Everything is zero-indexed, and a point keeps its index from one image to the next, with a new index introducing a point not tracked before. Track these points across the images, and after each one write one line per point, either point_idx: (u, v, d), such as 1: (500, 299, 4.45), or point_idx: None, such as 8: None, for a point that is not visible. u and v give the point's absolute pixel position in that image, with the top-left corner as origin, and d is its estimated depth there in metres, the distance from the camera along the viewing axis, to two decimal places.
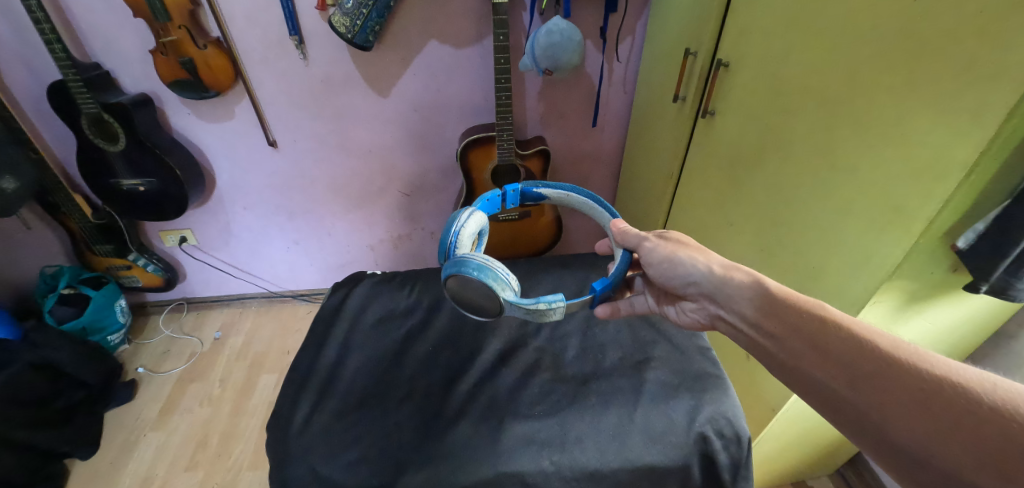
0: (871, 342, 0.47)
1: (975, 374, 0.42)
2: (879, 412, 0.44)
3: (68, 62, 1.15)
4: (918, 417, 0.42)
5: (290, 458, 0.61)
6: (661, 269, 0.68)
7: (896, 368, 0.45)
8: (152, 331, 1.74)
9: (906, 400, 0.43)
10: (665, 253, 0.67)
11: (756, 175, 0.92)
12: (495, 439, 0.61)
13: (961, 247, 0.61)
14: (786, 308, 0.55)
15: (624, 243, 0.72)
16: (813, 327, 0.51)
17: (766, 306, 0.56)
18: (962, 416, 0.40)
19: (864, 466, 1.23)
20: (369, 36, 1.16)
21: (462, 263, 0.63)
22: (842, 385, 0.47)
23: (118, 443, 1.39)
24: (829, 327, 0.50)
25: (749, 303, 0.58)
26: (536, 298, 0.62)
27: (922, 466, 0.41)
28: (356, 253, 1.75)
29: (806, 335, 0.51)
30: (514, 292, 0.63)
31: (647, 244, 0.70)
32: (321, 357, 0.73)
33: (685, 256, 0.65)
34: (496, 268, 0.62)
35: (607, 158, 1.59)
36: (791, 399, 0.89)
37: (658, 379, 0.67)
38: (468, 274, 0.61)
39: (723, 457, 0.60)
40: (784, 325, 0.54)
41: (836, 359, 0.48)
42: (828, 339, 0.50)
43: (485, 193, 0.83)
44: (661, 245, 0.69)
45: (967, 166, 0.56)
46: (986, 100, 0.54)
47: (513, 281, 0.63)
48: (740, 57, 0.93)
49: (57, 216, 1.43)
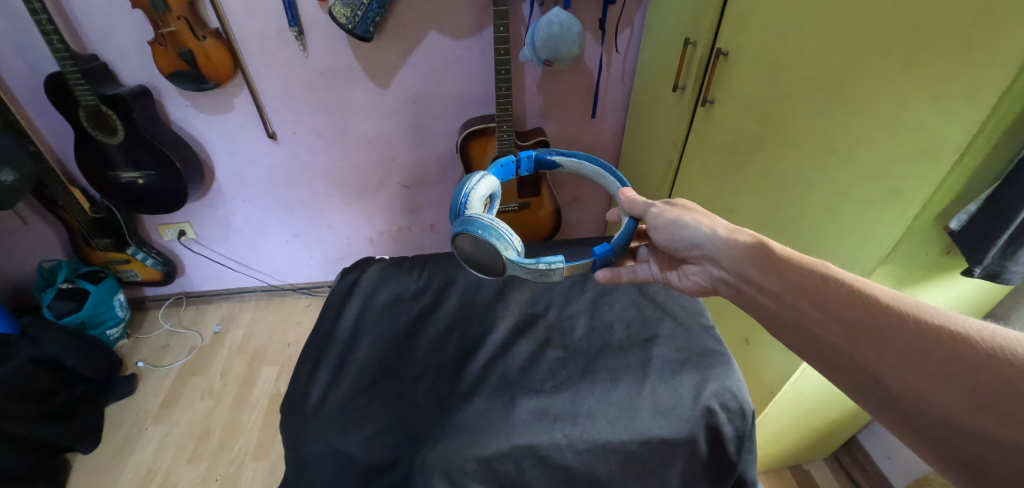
0: (871, 296, 0.49)
1: (976, 324, 0.43)
2: (878, 361, 0.46)
3: (66, 54, 1.14)
4: (917, 366, 0.43)
5: (306, 436, 0.62)
6: (667, 233, 0.70)
7: (897, 321, 0.46)
8: (152, 326, 1.74)
9: (906, 351, 0.44)
10: (672, 216, 0.70)
11: (756, 159, 0.93)
12: (508, 413, 0.62)
13: (954, 229, 0.63)
14: (787, 268, 0.56)
15: (630, 209, 0.74)
16: (814, 285, 0.53)
17: (767, 268, 0.58)
18: (960, 364, 0.41)
19: (858, 450, 1.26)
20: (369, 27, 1.16)
21: (469, 222, 0.66)
22: (842, 339, 0.49)
23: (120, 436, 1.39)
24: (830, 284, 0.52)
25: (750, 268, 0.60)
26: (537, 258, 0.64)
27: (920, 413, 0.43)
28: (355, 246, 1.76)
29: (808, 292, 0.53)
30: (517, 252, 0.65)
31: (652, 211, 0.72)
32: (332, 340, 0.74)
33: (692, 219, 0.68)
34: (500, 228, 0.64)
35: (605, 150, 1.61)
36: (789, 380, 0.92)
37: (664, 356, 0.69)
38: (474, 233, 0.64)
39: (728, 429, 0.62)
40: (784, 282, 0.56)
41: (836, 314, 0.50)
42: (828, 294, 0.52)
43: (500, 159, 0.86)
44: (668, 210, 0.71)
45: (960, 148, 0.58)
46: (977, 85, 0.56)
47: (517, 241, 0.65)
48: (739, 45, 0.95)
49: (54, 210, 1.42)
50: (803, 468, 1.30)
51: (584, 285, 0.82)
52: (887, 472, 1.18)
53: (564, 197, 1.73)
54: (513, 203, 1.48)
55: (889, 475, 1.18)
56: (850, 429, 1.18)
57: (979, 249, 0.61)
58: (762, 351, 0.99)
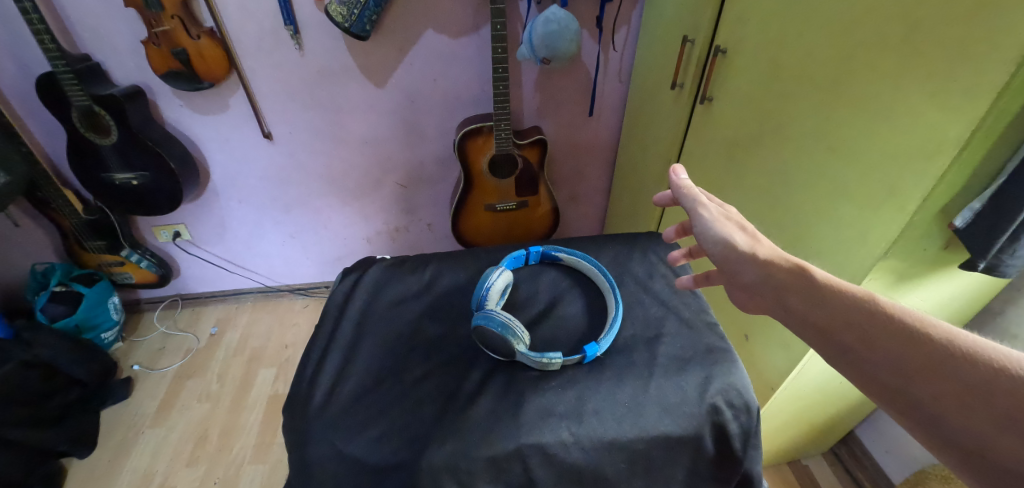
0: (886, 313, 0.46)
1: (992, 347, 0.40)
2: (902, 388, 0.42)
3: (57, 53, 1.12)
4: (944, 393, 0.39)
5: (310, 438, 0.61)
6: (715, 249, 0.61)
7: (922, 344, 0.42)
8: (147, 328, 1.72)
9: (932, 376, 0.40)
10: (723, 228, 0.61)
11: (756, 158, 0.94)
12: (516, 413, 0.61)
13: (958, 226, 0.63)
14: (806, 288, 0.52)
15: (681, 199, 0.66)
16: (834, 305, 0.49)
17: (784, 288, 0.53)
18: (975, 384, 0.38)
19: (855, 445, 1.27)
20: (366, 26, 1.16)
21: (486, 315, 0.67)
22: (851, 353, 0.46)
23: (116, 441, 1.37)
24: (852, 303, 0.48)
25: (762, 282, 0.56)
26: (542, 353, 0.66)
27: (948, 445, 0.39)
28: (353, 245, 1.75)
29: (816, 305, 0.50)
30: (526, 345, 0.66)
31: (704, 213, 0.63)
32: (335, 341, 0.73)
33: (741, 240, 0.59)
34: (516, 326, 0.65)
35: (603, 148, 1.61)
36: (790, 376, 0.93)
37: (669, 353, 0.68)
38: (490, 329, 0.65)
39: (734, 426, 0.62)
40: (804, 302, 0.51)
41: (845, 328, 0.47)
42: (849, 316, 0.47)
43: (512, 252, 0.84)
44: (722, 220, 0.62)
45: (961, 142, 0.58)
46: (976, 80, 0.56)
47: (527, 337, 0.66)
48: (738, 43, 0.95)
49: (47, 212, 1.40)
50: (802, 463, 1.31)
51: (588, 283, 0.82)
52: (885, 467, 1.20)
53: (562, 195, 1.73)
54: (511, 202, 1.49)
55: (887, 468, 1.19)
56: (848, 424, 1.19)
57: (984, 245, 0.61)
58: (763, 347, 0.99)
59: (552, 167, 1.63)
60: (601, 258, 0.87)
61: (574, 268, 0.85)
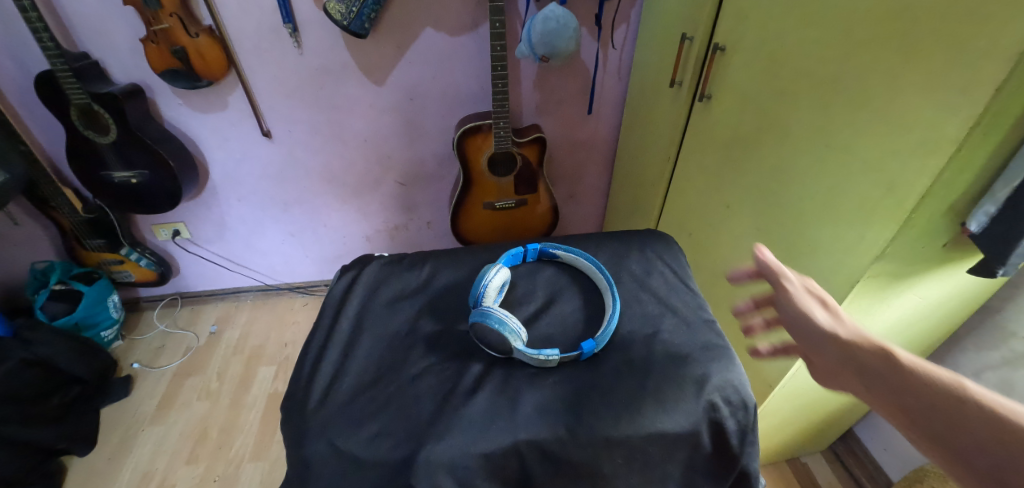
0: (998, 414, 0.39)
1: None
2: None
3: (56, 52, 1.12)
4: None
5: (307, 434, 0.61)
6: (794, 326, 0.57)
7: None
8: (146, 327, 1.72)
9: None
10: (804, 305, 0.57)
11: (755, 155, 0.94)
12: (513, 409, 0.61)
13: (975, 230, 0.62)
14: (895, 375, 0.46)
15: (763, 275, 0.62)
16: (933, 406, 0.42)
17: (868, 371, 0.48)
18: None
19: (854, 442, 1.27)
20: (365, 23, 1.15)
21: (484, 312, 0.67)
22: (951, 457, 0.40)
23: (116, 439, 1.37)
24: (954, 399, 0.42)
25: (844, 363, 0.51)
26: (539, 348, 0.66)
27: None
28: (352, 244, 1.75)
29: (906, 394, 0.44)
30: (523, 342, 0.67)
31: (786, 286, 0.59)
32: (332, 337, 0.73)
33: (823, 319, 0.54)
34: (513, 321, 0.65)
35: (602, 146, 1.61)
36: (789, 373, 0.93)
37: (666, 350, 0.68)
38: (489, 325, 0.65)
39: (731, 423, 0.62)
40: (885, 390, 0.46)
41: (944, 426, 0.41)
42: (949, 420, 0.41)
43: (509, 249, 0.84)
44: (805, 295, 0.58)
45: (959, 140, 0.58)
46: (975, 77, 0.55)
47: (524, 332, 0.67)
48: (737, 40, 0.95)
49: (46, 211, 1.40)
50: (801, 461, 1.31)
51: (586, 280, 0.82)
52: (883, 464, 1.20)
53: (561, 193, 1.73)
54: (510, 200, 1.49)
55: (885, 466, 1.19)
56: (846, 421, 1.19)
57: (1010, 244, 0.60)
58: (762, 344, 0.99)
59: (551, 166, 1.63)
60: (598, 255, 0.87)
61: (571, 266, 0.85)
